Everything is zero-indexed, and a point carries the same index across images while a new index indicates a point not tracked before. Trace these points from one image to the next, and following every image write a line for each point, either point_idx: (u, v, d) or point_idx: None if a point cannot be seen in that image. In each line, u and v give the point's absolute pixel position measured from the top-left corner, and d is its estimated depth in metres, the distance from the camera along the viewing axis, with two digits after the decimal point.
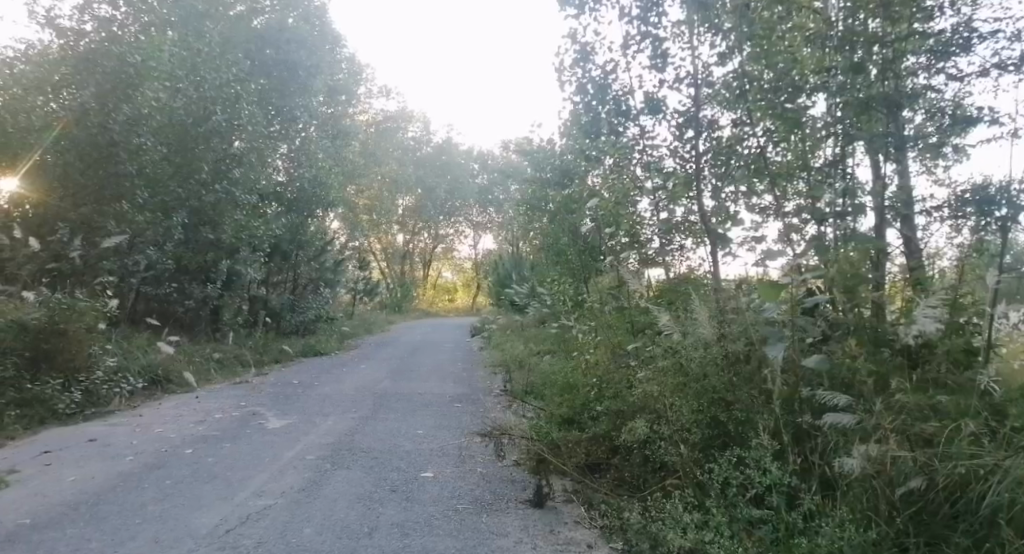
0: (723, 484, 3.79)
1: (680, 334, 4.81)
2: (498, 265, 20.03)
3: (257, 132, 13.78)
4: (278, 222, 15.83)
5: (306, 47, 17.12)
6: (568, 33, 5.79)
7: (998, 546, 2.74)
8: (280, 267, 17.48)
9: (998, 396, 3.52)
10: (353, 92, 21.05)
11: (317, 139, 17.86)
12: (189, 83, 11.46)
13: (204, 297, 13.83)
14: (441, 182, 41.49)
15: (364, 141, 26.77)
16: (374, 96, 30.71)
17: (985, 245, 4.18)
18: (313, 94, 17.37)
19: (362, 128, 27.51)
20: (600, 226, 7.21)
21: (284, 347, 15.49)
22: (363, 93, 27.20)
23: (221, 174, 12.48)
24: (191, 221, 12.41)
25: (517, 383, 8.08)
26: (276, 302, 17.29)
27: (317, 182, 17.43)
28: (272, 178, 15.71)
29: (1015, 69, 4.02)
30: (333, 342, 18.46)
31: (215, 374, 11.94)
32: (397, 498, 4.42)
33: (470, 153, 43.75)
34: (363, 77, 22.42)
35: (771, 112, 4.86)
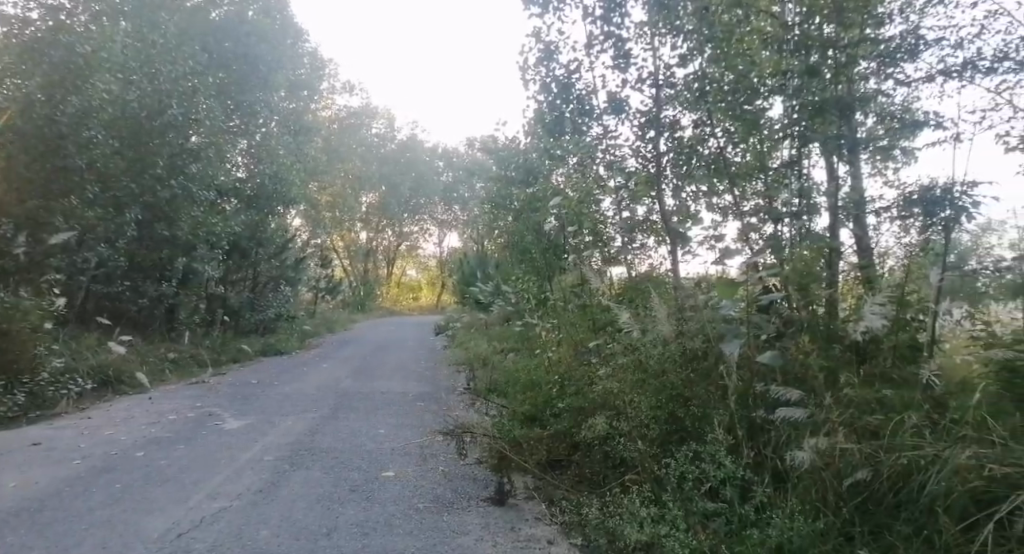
0: (680, 478, 3.87)
1: (640, 331, 4.86)
2: (462, 263, 19.97)
3: (214, 127, 13.50)
4: (238, 219, 15.47)
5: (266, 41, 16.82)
6: (532, 32, 5.78)
7: (936, 534, 2.86)
8: (239, 264, 17.09)
9: (939, 389, 3.67)
10: (317, 88, 20.69)
11: (278, 134, 17.52)
12: (143, 75, 11.21)
13: (159, 296, 13.45)
14: (406, 179, 41.23)
15: (327, 138, 26.29)
16: (337, 92, 30.16)
17: (931, 244, 4.32)
18: (274, 89, 17.04)
19: (325, 124, 27.02)
20: (563, 225, 7.20)
21: (242, 347, 15.18)
22: (325, 89, 26.73)
23: (177, 169, 12.21)
24: (146, 217, 12.07)
25: (480, 381, 8.03)
26: (235, 301, 16.93)
27: (279, 178, 17.07)
28: (231, 173, 15.35)
29: (958, 76, 4.18)
30: (293, 341, 18.13)
31: (170, 375, 11.63)
32: (357, 497, 4.39)
33: (436, 150, 43.57)
34: (326, 72, 22.05)
35: (730, 114, 5.02)
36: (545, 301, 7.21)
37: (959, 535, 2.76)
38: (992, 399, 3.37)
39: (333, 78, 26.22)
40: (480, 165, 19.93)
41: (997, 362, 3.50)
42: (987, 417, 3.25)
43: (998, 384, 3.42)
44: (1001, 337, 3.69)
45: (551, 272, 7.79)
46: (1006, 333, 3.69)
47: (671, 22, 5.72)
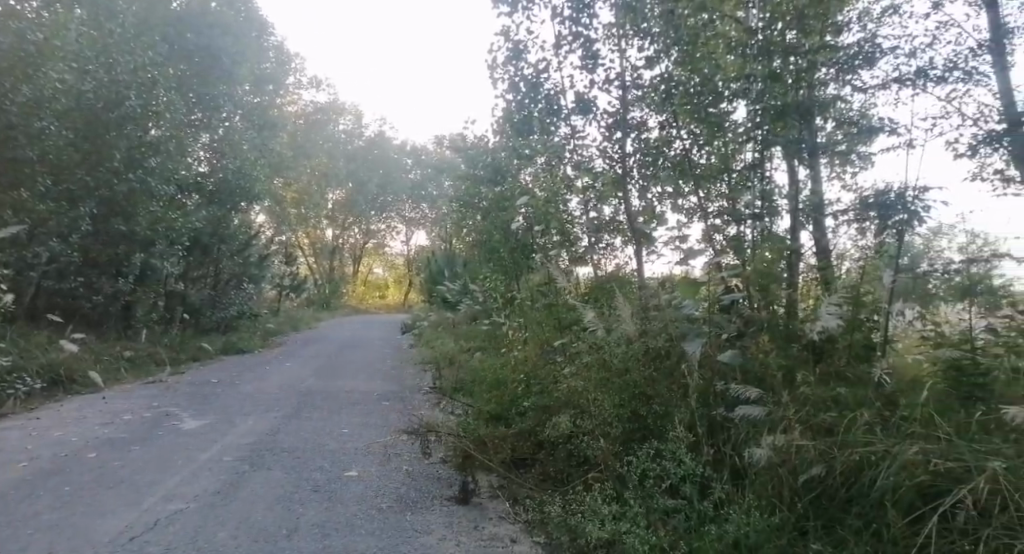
0: (641, 476, 3.92)
1: (604, 330, 4.91)
2: (430, 262, 19.86)
3: (174, 119, 13.18)
4: (199, 215, 15.10)
5: (229, 34, 16.53)
6: (501, 30, 5.77)
7: (885, 528, 2.96)
8: (201, 261, 16.72)
9: (890, 387, 3.77)
10: (282, 83, 20.32)
11: (242, 129, 17.18)
12: (100, 65, 10.89)
13: (116, 292, 13.05)
14: (374, 176, 40.82)
15: (291, 133, 25.85)
16: (304, 87, 29.62)
17: (885, 246, 4.45)
18: (238, 83, 16.71)
19: (289, 119, 26.54)
20: (530, 224, 7.16)
21: (203, 345, 14.86)
22: (290, 84, 26.25)
23: (134, 162, 11.85)
24: (101, 212, 11.73)
25: (445, 379, 8.01)
26: (195, 298, 16.55)
27: (243, 174, 16.60)
28: (192, 168, 14.97)
29: (912, 84, 4.31)
30: (256, 340, 17.78)
31: (126, 374, 11.30)
32: (319, 498, 4.34)
33: (404, 147, 43.23)
34: (292, 67, 21.68)
35: (695, 116, 5.07)
36: (513, 301, 7.17)
37: (906, 529, 2.86)
38: (938, 397, 3.54)
39: (299, 73, 25.77)
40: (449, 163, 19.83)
41: (945, 361, 3.70)
42: (933, 414, 3.41)
43: (946, 382, 3.61)
44: (949, 337, 3.90)
45: (519, 271, 7.81)
46: (955, 333, 3.90)
47: (639, 23, 5.82)
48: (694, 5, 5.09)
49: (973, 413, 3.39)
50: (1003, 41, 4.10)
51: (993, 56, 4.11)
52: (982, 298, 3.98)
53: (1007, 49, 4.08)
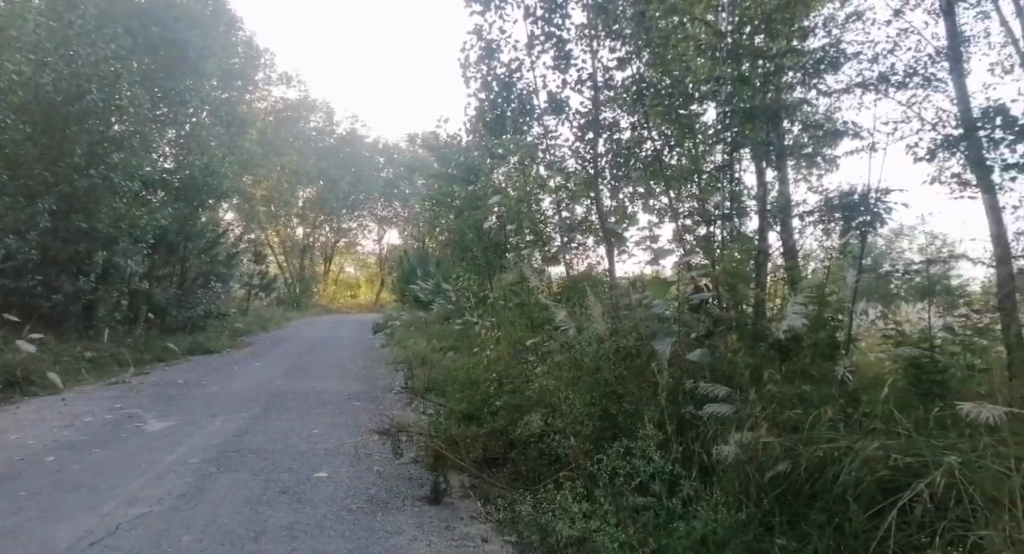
0: (611, 474, 3.95)
1: (575, 329, 4.95)
2: (402, 261, 19.70)
3: (139, 114, 12.85)
4: (165, 212, 14.72)
5: (197, 28, 16.27)
6: (473, 29, 5.76)
7: (847, 523, 3.04)
8: (166, 259, 16.34)
9: (853, 384, 3.87)
10: (251, 78, 19.93)
11: (210, 125, 16.81)
12: (58, 57, 10.78)
13: (76, 292, 12.57)
14: (345, 175, 40.28)
15: (260, 130, 25.41)
16: (273, 84, 29.11)
17: (849, 247, 4.56)
18: (205, 78, 16.41)
19: (258, 115, 26.03)
20: (503, 223, 7.12)
21: (169, 346, 14.53)
22: (259, 81, 25.78)
23: (96, 158, 11.54)
24: (61, 208, 11.42)
25: (417, 379, 7.98)
26: (161, 298, 16.16)
27: (209, 170, 16.07)
28: (157, 163, 14.59)
29: (874, 89, 4.44)
30: (223, 340, 17.42)
31: (87, 376, 10.99)
32: (288, 499, 4.28)
33: (377, 145, 42.80)
34: (261, 63, 21.32)
35: (666, 116, 5.11)
36: (485, 301, 7.14)
37: (866, 524, 2.96)
38: (899, 394, 3.66)
39: (268, 69, 25.32)
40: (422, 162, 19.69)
41: (905, 358, 3.81)
42: (894, 410, 3.52)
43: (906, 379, 3.74)
44: (910, 335, 4.01)
45: (491, 270, 7.79)
46: (915, 331, 4.00)
47: (611, 25, 5.88)
48: (664, 7, 5.14)
49: (931, 409, 3.51)
50: (959, 49, 4.23)
51: (950, 64, 4.24)
52: (941, 298, 4.02)
53: (963, 56, 4.21)
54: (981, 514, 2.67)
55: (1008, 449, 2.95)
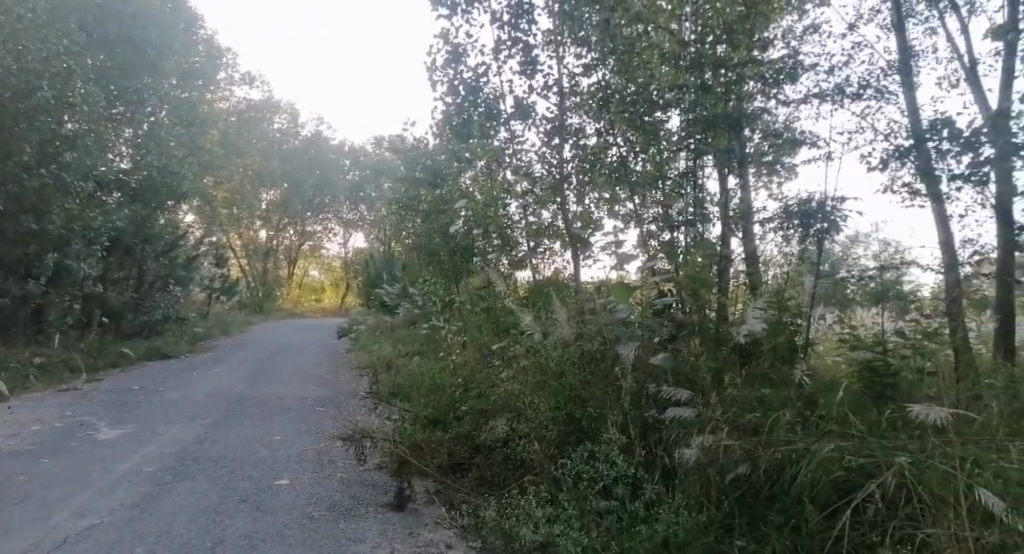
0: (575, 478, 3.96)
1: (541, 334, 4.93)
2: (367, 264, 19.48)
3: (94, 112, 12.49)
4: (120, 214, 14.28)
5: (158, 26, 15.81)
6: (439, 33, 5.76)
7: (804, 523, 3.11)
8: (122, 262, 15.83)
9: (810, 387, 3.94)
10: (212, 77, 19.47)
11: (169, 124, 16.38)
12: (7, 52, 10.24)
13: (24, 295, 12.44)
14: (309, 177, 39.54)
15: (222, 130, 24.84)
16: (236, 83, 28.48)
17: (807, 253, 4.83)
18: (164, 76, 15.97)
19: (220, 116, 25.36)
20: (470, 227, 7.04)
21: (124, 351, 14.09)
22: (221, 80, 25.18)
23: (47, 156, 11.19)
24: (9, 208, 10.98)
25: (382, 383, 7.93)
26: (116, 301, 15.66)
27: (168, 171, 15.77)
28: (112, 162, 14.11)
29: (831, 100, 4.58)
30: (180, 344, 16.91)
31: (35, 383, 10.58)
32: (247, 508, 4.19)
33: (342, 148, 42.18)
34: (223, 62, 20.83)
35: (631, 123, 5.11)
36: (452, 305, 7.08)
37: (821, 523, 3.04)
38: (854, 396, 3.77)
39: (230, 68, 24.77)
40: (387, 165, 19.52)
41: (860, 362, 3.96)
42: (848, 413, 3.62)
43: (860, 382, 3.86)
44: (863, 339, 4.17)
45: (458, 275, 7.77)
46: (869, 334, 4.19)
47: (576, 31, 5.90)
48: (629, 15, 5.29)
49: (882, 411, 3.63)
50: (909, 63, 4.42)
51: (901, 76, 4.41)
52: (893, 303, 4.30)
53: (913, 70, 4.40)
54: (930, 513, 2.77)
55: (954, 449, 3.07)
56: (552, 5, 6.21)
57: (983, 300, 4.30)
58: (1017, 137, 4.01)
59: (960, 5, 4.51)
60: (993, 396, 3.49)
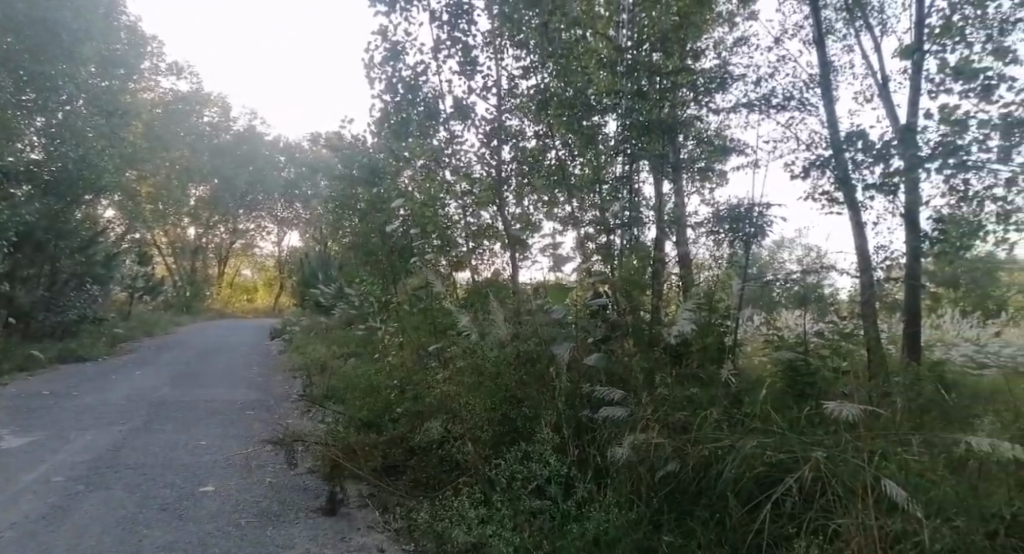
0: (509, 478, 3.97)
1: (478, 334, 4.91)
2: (303, 263, 18.93)
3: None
4: (30, 208, 13.78)
5: (72, 9, 14.32)
6: (377, 30, 5.69)
7: (727, 518, 3.23)
8: (32, 259, 14.84)
9: (735, 387, 4.09)
10: (136, 67, 18.37)
11: (87, 114, 15.45)
12: None
13: None
14: (241, 173, 38.03)
15: (148, 122, 23.53)
16: (162, 74, 27.06)
17: (736, 257, 4.99)
18: (82, 64, 14.88)
19: (145, 107, 24.00)
20: (409, 226, 6.91)
21: (34, 353, 13.19)
22: (147, 68, 23.85)
23: None
24: None
25: (315, 385, 7.74)
26: (25, 300, 14.66)
27: (85, 163, 15.04)
28: (19, 152, 13.41)
29: (759, 109, 4.81)
30: (98, 346, 15.97)
31: None
32: (168, 517, 4.00)
33: (277, 144, 40.74)
34: (148, 50, 19.70)
35: (569, 127, 5.20)
36: (389, 305, 6.95)
37: (744, 518, 3.15)
38: (775, 394, 3.99)
39: (156, 58, 23.48)
40: (324, 164, 19.01)
41: (783, 362, 4.21)
42: (771, 410, 3.78)
43: (783, 381, 4.10)
44: (787, 339, 4.49)
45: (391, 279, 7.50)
46: (792, 335, 4.53)
47: (516, 34, 5.85)
48: (567, 20, 5.39)
49: (802, 409, 3.81)
50: (829, 76, 4.67)
51: (821, 89, 4.65)
52: (814, 305, 4.69)
53: (832, 84, 4.64)
54: (841, 505, 2.92)
55: (865, 444, 3.24)
56: (492, 8, 6.12)
57: (893, 303, 4.60)
58: (922, 150, 4.30)
59: (873, 24, 4.78)
60: (900, 394, 3.70)
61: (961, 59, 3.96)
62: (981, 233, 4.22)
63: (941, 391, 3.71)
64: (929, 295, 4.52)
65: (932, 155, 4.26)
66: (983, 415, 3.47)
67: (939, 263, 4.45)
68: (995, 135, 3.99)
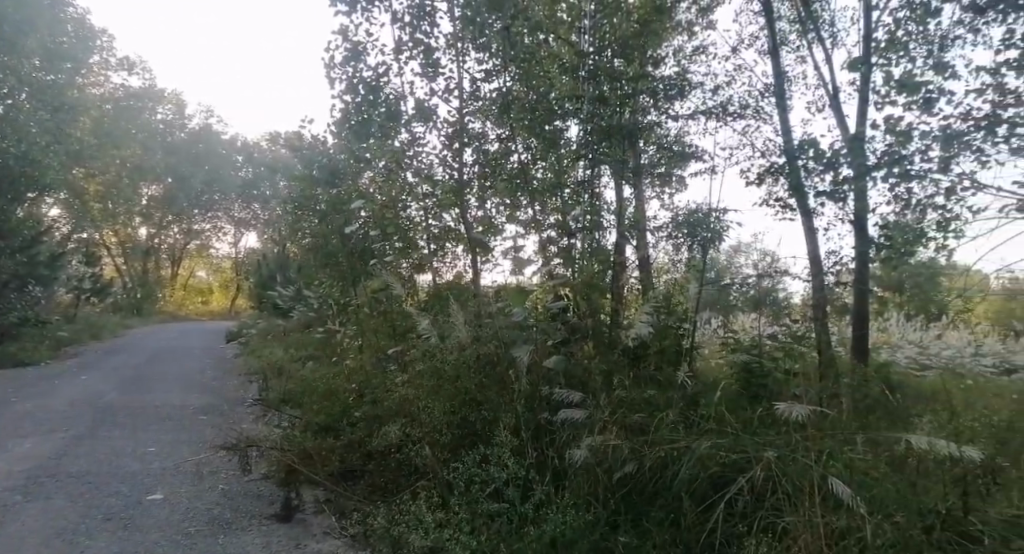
0: (467, 481, 3.96)
1: (438, 337, 4.87)
2: (261, 265, 18.55)
3: None
4: None
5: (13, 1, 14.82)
6: (338, 29, 5.63)
7: (681, 518, 3.27)
8: None
9: (691, 389, 4.15)
10: (83, 61, 17.83)
11: (30, 109, 14.96)
12: None
13: None
14: (196, 173, 37.17)
15: (99, 118, 22.75)
16: (112, 68, 26.15)
17: (695, 261, 5.12)
18: (24, 55, 15.01)
19: (95, 102, 23.16)
20: (369, 228, 6.80)
21: None
22: (95, 62, 23.06)
23: None
24: None
25: (271, 389, 7.59)
26: None
27: (27, 158, 14.63)
28: None
29: (717, 116, 4.92)
30: (41, 349, 15.29)
31: None
32: (112, 526, 3.87)
33: (234, 143, 39.47)
34: (97, 44, 19.09)
35: (531, 131, 5.25)
36: (348, 308, 6.86)
37: (698, 519, 3.19)
38: (730, 395, 4.07)
39: (104, 52, 22.73)
40: (283, 164, 18.69)
41: (738, 364, 4.36)
42: (726, 412, 3.86)
43: (739, 383, 4.21)
44: (743, 342, 4.63)
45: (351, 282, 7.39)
46: (748, 338, 4.69)
47: (478, 37, 5.75)
48: (529, 25, 5.39)
49: (755, 410, 3.90)
50: (783, 86, 4.80)
51: (775, 99, 4.79)
52: (769, 309, 4.91)
53: (786, 94, 4.78)
54: (790, 503, 2.99)
55: (814, 443, 3.30)
56: (455, 10, 6.09)
57: (843, 306, 4.89)
58: (868, 159, 4.41)
59: (825, 36, 4.93)
60: (848, 394, 3.84)
61: (904, 73, 4.12)
62: (923, 239, 4.32)
63: (886, 391, 3.91)
64: (877, 299, 4.86)
65: (877, 164, 4.37)
66: (922, 414, 3.60)
67: (886, 268, 4.69)
68: (936, 146, 4.07)
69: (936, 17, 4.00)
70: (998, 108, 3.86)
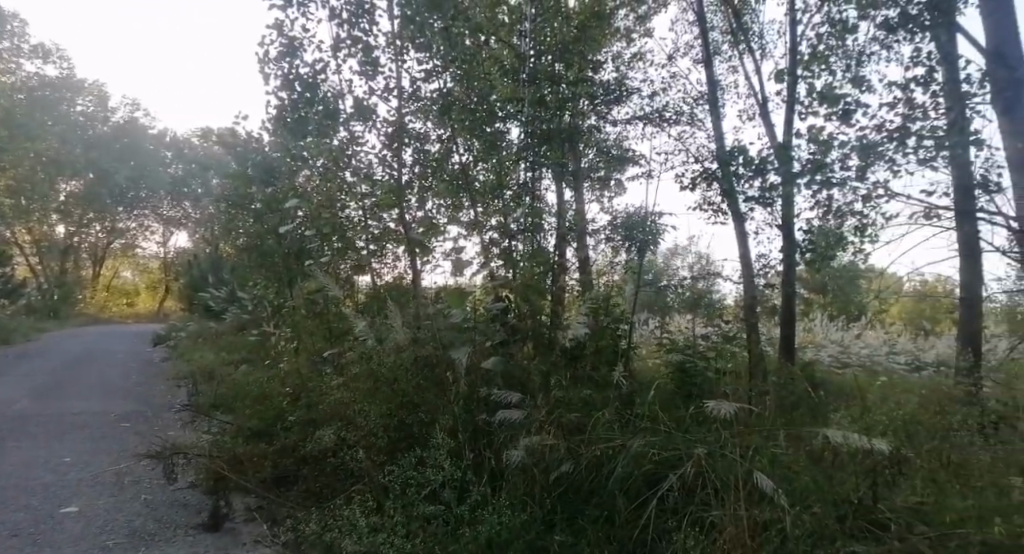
0: (404, 484, 3.90)
1: (375, 339, 4.78)
2: (192, 266, 17.81)
3: None
4: None
5: None
6: (272, 23, 5.48)
7: (614, 515, 3.33)
8: None
9: (626, 389, 4.24)
10: None
11: None
12: None
13: None
14: (122, 169, 35.64)
15: (11, 108, 21.33)
16: (23, 55, 24.47)
17: (632, 263, 5.32)
18: None
19: (7, 91, 21.68)
20: (304, 228, 6.64)
21: None
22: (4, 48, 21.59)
23: None
24: None
25: (200, 393, 7.32)
26: None
27: None
28: None
29: (655, 122, 5.04)
30: None
31: None
32: (20, 542, 3.65)
33: (163, 138, 37.19)
34: None
35: (472, 132, 5.34)
36: (284, 310, 6.71)
37: (631, 515, 3.25)
38: (664, 395, 4.15)
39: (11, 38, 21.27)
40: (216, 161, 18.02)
41: (672, 362, 4.51)
42: (659, 410, 3.94)
43: (673, 380, 4.33)
44: (677, 342, 4.78)
45: (286, 284, 7.22)
46: (682, 338, 4.85)
47: (416, 36, 5.46)
48: (470, 26, 5.40)
49: (688, 409, 3.99)
50: (716, 94, 4.96)
51: (708, 106, 4.94)
52: (703, 312, 5.08)
53: (719, 102, 4.94)
54: (718, 499, 3.08)
55: (742, 440, 3.41)
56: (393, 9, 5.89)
57: (773, 306, 5.11)
58: (795, 167, 4.62)
59: (754, 48, 5.13)
60: (773, 391, 4.03)
61: (825, 85, 4.32)
62: (843, 243, 4.59)
63: (811, 390, 4.08)
64: (803, 300, 5.00)
65: (803, 171, 4.58)
66: (839, 410, 3.77)
67: (811, 271, 4.93)
68: (854, 155, 4.29)
69: (853, 33, 4.22)
70: (908, 121, 4.10)
